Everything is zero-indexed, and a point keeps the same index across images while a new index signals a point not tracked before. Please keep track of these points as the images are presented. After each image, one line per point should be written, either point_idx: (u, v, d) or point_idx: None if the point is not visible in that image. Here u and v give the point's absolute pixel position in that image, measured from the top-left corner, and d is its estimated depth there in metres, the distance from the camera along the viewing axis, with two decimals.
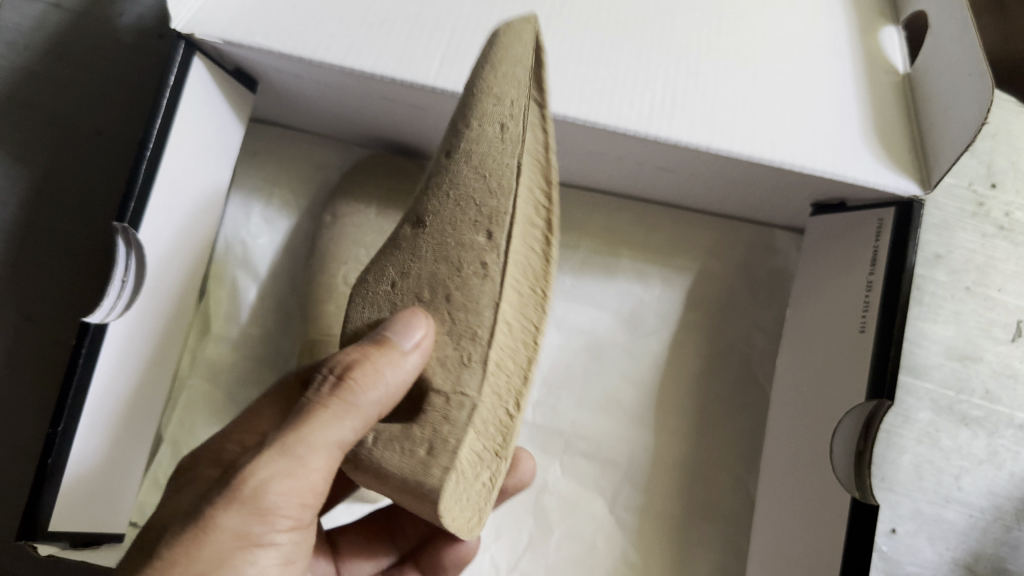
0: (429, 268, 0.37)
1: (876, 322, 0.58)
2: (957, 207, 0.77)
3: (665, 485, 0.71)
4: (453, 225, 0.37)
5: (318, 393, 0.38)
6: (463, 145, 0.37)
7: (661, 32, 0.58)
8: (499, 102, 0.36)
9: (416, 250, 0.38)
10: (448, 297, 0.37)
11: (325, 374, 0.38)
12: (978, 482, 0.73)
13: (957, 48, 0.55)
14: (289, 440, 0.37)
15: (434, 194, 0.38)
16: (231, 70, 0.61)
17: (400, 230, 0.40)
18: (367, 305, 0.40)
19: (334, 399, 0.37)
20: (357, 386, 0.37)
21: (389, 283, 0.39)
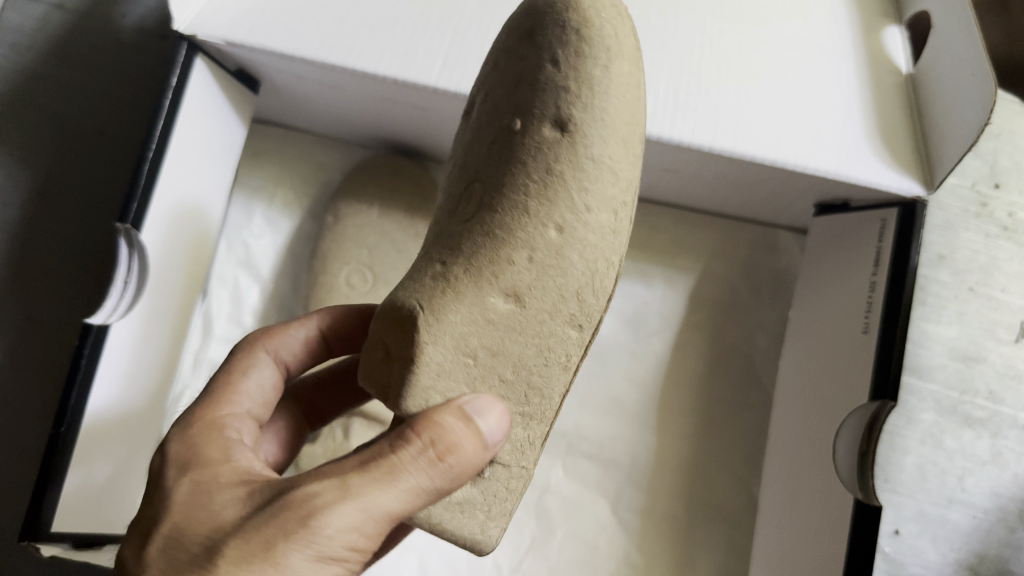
0: (516, 348, 0.35)
1: (879, 323, 0.58)
2: (961, 208, 0.76)
3: (668, 486, 0.71)
4: (556, 318, 0.35)
5: (409, 455, 0.33)
6: (581, 234, 0.33)
7: (664, 32, 0.58)
8: (619, 189, 0.33)
9: (506, 329, 0.34)
10: (529, 379, 0.36)
11: (417, 439, 0.33)
12: (982, 483, 0.73)
13: (961, 48, 0.54)
14: (371, 497, 0.32)
15: (535, 273, 0.33)
16: (233, 71, 0.61)
17: (481, 301, 0.33)
18: (425, 375, 0.34)
19: (425, 467, 0.33)
20: (449, 463, 0.33)
21: (467, 360, 0.35)
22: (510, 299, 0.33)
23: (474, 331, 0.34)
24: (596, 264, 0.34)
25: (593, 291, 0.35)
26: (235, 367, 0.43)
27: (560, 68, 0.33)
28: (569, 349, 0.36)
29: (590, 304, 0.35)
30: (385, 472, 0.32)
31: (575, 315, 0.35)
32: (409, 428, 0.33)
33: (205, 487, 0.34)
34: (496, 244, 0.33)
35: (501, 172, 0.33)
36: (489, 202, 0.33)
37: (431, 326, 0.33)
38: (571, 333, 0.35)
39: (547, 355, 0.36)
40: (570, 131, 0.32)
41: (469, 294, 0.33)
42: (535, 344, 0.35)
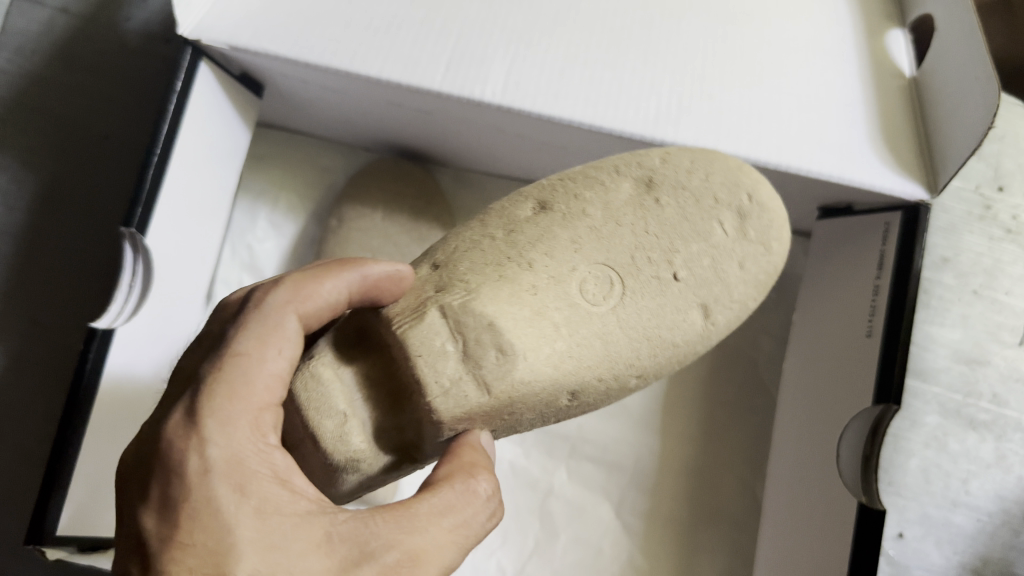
0: (539, 420, 0.41)
1: (882, 326, 0.58)
2: (964, 210, 0.76)
3: (672, 489, 0.71)
4: (567, 417, 0.43)
5: (472, 503, 0.37)
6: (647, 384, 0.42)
7: (667, 36, 0.58)
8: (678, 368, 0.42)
9: (542, 412, 0.40)
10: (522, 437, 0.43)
11: (478, 488, 0.38)
12: (986, 487, 0.73)
13: (963, 51, 0.54)
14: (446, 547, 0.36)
15: (605, 391, 0.40)
16: (238, 75, 0.61)
17: (558, 394, 0.39)
18: (468, 410, 0.39)
19: (483, 514, 0.38)
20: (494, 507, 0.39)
21: (504, 416, 0.40)
22: (572, 402, 0.40)
23: (530, 405, 0.39)
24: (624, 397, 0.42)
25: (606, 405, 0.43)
26: (262, 341, 0.37)
27: (736, 280, 0.40)
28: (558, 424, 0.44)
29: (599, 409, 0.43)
30: (456, 525, 0.36)
31: (584, 411, 0.42)
32: (476, 480, 0.38)
33: (271, 520, 0.34)
34: (606, 361, 0.39)
35: (648, 294, 0.39)
36: (626, 306, 0.39)
37: (511, 385, 0.38)
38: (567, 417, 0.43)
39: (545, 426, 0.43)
40: (705, 316, 0.40)
41: (560, 384, 0.39)
42: (547, 421, 0.42)
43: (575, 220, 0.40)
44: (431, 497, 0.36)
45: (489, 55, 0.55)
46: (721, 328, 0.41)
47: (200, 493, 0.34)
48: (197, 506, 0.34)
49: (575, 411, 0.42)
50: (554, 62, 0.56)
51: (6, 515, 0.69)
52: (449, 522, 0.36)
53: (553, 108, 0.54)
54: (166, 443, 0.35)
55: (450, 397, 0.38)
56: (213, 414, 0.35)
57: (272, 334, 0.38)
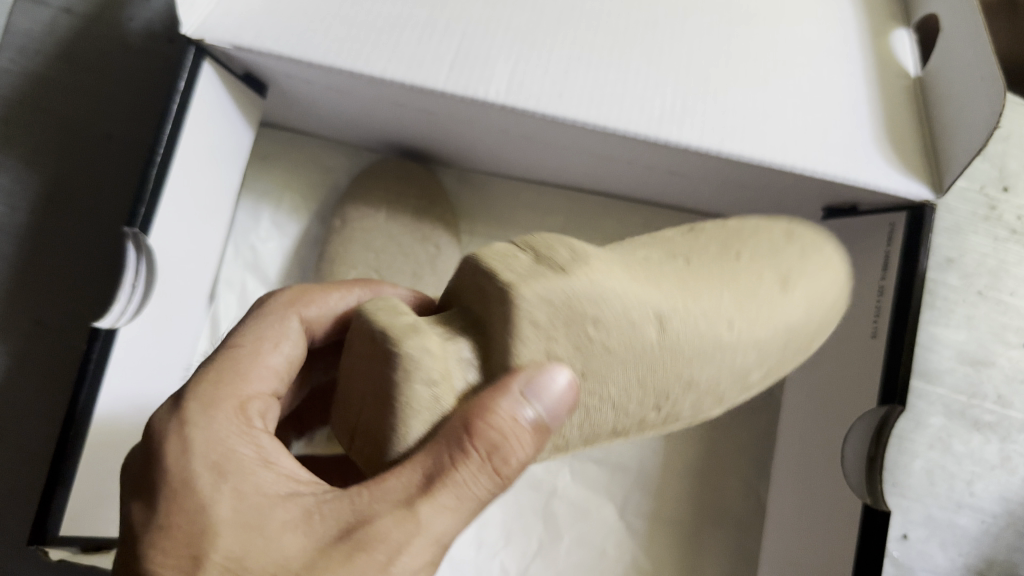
0: (626, 371, 0.34)
1: (887, 326, 0.57)
2: (969, 211, 0.76)
3: (675, 490, 0.71)
4: (660, 384, 0.34)
5: (470, 474, 0.33)
6: (741, 354, 0.35)
7: (672, 36, 0.58)
8: (778, 338, 0.36)
9: (630, 348, 0.33)
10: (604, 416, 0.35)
11: (477, 455, 0.33)
12: (990, 488, 0.72)
13: (969, 51, 0.54)
14: (437, 526, 0.33)
15: (701, 323, 0.34)
16: (241, 75, 0.61)
17: (648, 308, 0.33)
18: (540, 318, 0.33)
19: (486, 483, 0.34)
20: (506, 471, 0.34)
21: (585, 330, 0.33)
22: (669, 341, 0.34)
23: (618, 326, 0.33)
24: (724, 367, 0.35)
25: (705, 379, 0.35)
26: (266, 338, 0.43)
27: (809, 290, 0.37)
28: (640, 408, 0.35)
29: (694, 383, 0.35)
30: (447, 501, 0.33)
31: (674, 384, 0.35)
32: (471, 443, 0.33)
33: (249, 499, 0.34)
34: (701, 305, 0.34)
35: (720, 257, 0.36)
36: (698, 266, 0.36)
37: (588, 281, 0.33)
38: (658, 397, 0.35)
39: (631, 405, 0.35)
40: (789, 314, 0.36)
41: (644, 298, 0.33)
42: (635, 380, 0.34)
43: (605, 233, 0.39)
44: (424, 459, 0.33)
45: (492, 56, 0.55)
46: (812, 283, 0.37)
47: (179, 469, 0.35)
48: (176, 485, 0.35)
49: (666, 380, 0.34)
50: (558, 62, 0.56)
51: (8, 515, 0.69)
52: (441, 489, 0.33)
53: (558, 108, 0.54)
54: (152, 430, 0.37)
55: (534, 282, 0.33)
56: (197, 398, 0.38)
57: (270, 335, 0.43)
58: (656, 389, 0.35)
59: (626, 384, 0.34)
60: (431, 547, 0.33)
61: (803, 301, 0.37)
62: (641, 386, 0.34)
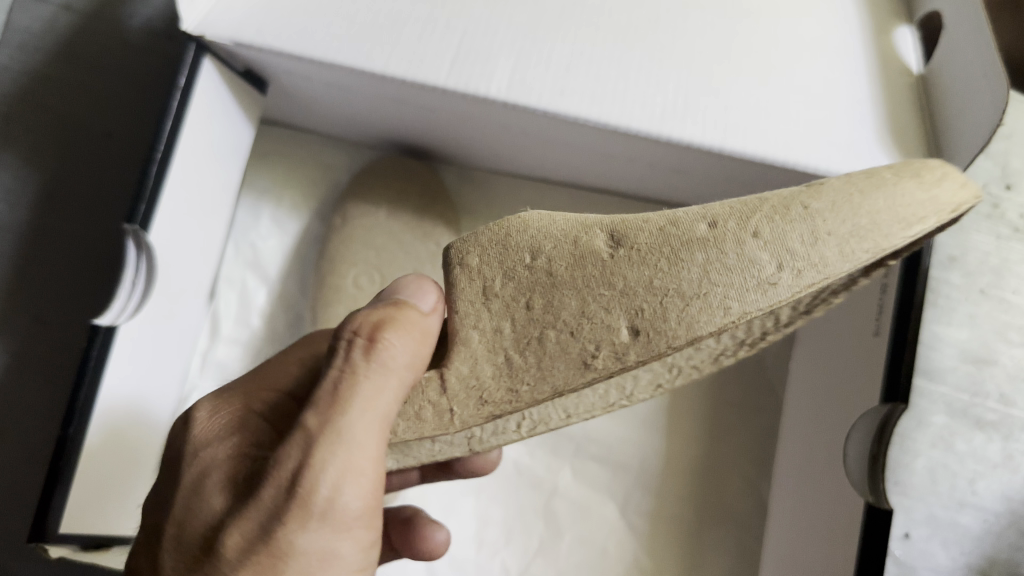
0: (569, 288, 0.33)
1: (890, 323, 0.57)
2: (972, 209, 0.76)
3: (677, 489, 0.70)
4: (616, 293, 0.33)
5: (346, 360, 0.34)
6: (731, 248, 0.31)
7: (674, 33, 0.57)
8: (783, 229, 0.31)
9: (580, 267, 0.34)
10: (566, 339, 0.33)
11: (344, 340, 0.35)
12: (993, 487, 0.72)
13: (972, 48, 0.54)
14: (338, 424, 0.33)
15: (651, 237, 0.33)
16: (241, 72, 0.61)
17: (588, 228, 0.35)
18: (484, 260, 0.36)
19: (374, 369, 0.34)
20: (393, 352, 0.35)
21: (525, 258, 0.35)
22: (617, 251, 0.33)
23: (558, 249, 0.34)
24: (705, 260, 0.31)
25: (677, 282, 0.31)
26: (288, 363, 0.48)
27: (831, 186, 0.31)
28: (597, 324, 0.33)
29: (664, 284, 0.32)
30: (336, 392, 0.34)
31: (636, 289, 0.32)
32: (339, 337, 0.36)
33: (202, 456, 0.37)
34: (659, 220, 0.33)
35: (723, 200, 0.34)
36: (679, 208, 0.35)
37: (521, 224, 0.36)
38: (620, 305, 0.32)
39: (585, 319, 0.33)
40: (795, 216, 0.31)
41: (588, 223, 0.35)
42: (582, 296, 0.33)
43: None
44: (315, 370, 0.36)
45: (494, 53, 0.55)
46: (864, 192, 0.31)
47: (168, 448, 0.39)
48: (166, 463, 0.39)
49: (624, 289, 0.32)
50: (559, 58, 0.55)
51: (8, 513, 0.69)
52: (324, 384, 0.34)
53: (559, 105, 0.54)
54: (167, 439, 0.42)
55: (478, 234, 0.37)
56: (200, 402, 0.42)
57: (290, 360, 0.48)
58: (612, 297, 0.33)
59: (576, 297, 0.33)
60: (338, 447, 0.33)
61: (845, 196, 0.31)
62: (593, 300, 0.33)
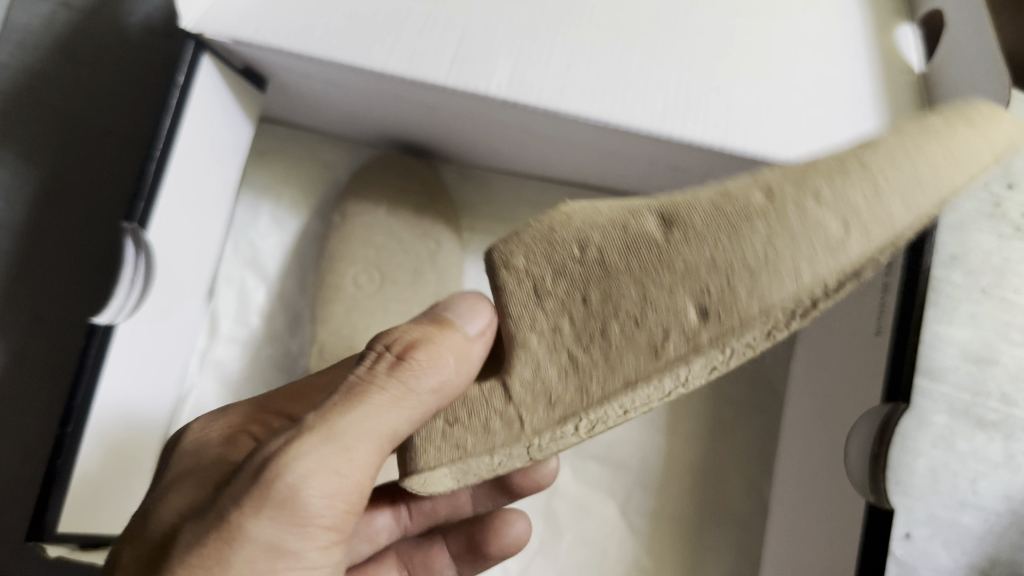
0: (626, 279, 0.33)
1: (892, 323, 0.57)
2: (974, 208, 0.75)
3: (677, 488, 0.70)
4: (680, 278, 0.32)
5: (368, 372, 0.34)
6: (795, 219, 0.30)
7: (676, 31, 0.57)
8: (846, 189, 0.30)
9: (633, 253, 0.33)
10: (631, 328, 0.32)
11: (373, 352, 0.35)
12: (994, 487, 0.72)
13: (975, 46, 0.54)
14: (334, 426, 0.32)
15: (705, 218, 0.32)
16: (240, 69, 0.60)
17: (639, 211, 0.33)
18: (534, 260, 0.34)
19: (393, 385, 0.33)
20: (419, 369, 0.34)
21: (576, 252, 0.34)
22: (671, 233, 0.32)
23: (606, 236, 0.33)
24: (772, 234, 0.31)
25: (749, 259, 0.31)
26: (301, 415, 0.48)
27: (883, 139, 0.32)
28: (663, 312, 0.32)
29: (730, 264, 0.31)
30: (348, 398, 0.33)
31: (702, 272, 0.31)
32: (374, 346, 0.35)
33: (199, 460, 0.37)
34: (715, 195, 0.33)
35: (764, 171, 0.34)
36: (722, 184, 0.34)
37: (563, 220, 0.35)
38: (685, 288, 0.32)
39: (649, 309, 0.32)
40: (856, 173, 0.31)
41: (636, 206, 0.34)
42: (641, 285, 0.32)
43: None
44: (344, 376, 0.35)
45: (494, 50, 0.55)
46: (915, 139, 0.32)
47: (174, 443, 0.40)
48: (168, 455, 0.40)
49: (688, 271, 0.32)
50: (559, 56, 0.55)
51: (7, 512, 0.68)
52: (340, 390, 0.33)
53: (560, 102, 0.54)
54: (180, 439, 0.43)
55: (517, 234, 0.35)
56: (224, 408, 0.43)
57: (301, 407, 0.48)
58: (676, 279, 0.32)
59: (634, 284, 0.32)
60: (327, 448, 0.31)
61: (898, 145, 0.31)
62: (654, 287, 0.32)
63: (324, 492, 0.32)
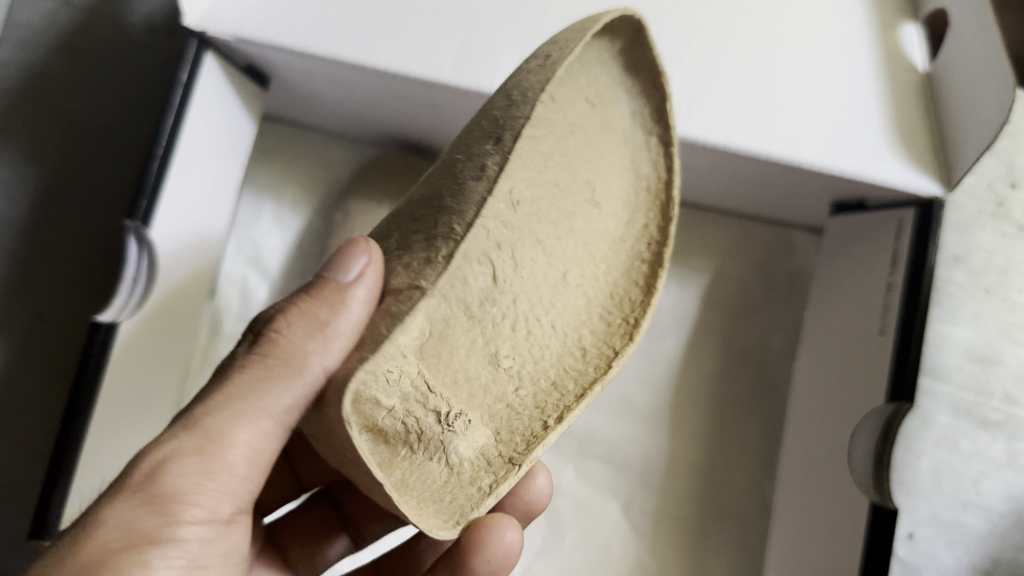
0: (440, 181, 0.38)
1: (896, 323, 0.57)
2: (978, 208, 0.75)
3: (681, 488, 0.70)
4: (475, 150, 0.37)
5: (239, 357, 0.39)
6: (524, 78, 0.37)
7: (681, 29, 0.57)
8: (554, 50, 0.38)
9: (444, 172, 0.37)
10: (459, 188, 0.36)
11: (246, 338, 0.40)
12: (998, 487, 0.72)
13: (980, 45, 0.54)
14: (209, 419, 0.37)
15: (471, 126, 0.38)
16: (243, 67, 0.60)
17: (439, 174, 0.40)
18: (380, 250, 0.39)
19: (256, 366, 0.38)
20: (281, 347, 0.38)
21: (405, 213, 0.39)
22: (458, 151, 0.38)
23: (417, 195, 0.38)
24: (527, 86, 0.36)
25: (516, 104, 0.36)
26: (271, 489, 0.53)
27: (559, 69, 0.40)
28: (477, 166, 0.36)
29: (503, 111, 0.37)
30: (219, 386, 0.38)
31: (492, 132, 0.36)
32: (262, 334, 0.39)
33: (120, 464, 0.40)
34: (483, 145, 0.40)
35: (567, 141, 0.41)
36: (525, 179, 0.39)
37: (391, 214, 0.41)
38: (488, 146, 0.36)
39: (464, 176, 0.36)
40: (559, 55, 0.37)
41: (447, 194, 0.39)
42: (455, 176, 0.37)
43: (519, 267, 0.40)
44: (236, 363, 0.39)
45: (498, 48, 0.55)
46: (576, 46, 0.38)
47: None
48: None
49: (484, 141, 0.36)
50: None
51: (8, 511, 0.68)
52: (229, 383, 0.38)
53: None
54: None
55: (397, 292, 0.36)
56: None
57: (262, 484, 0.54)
58: (472, 151, 0.37)
59: (455, 180, 0.37)
60: (187, 434, 0.37)
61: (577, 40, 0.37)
62: (463, 168, 0.37)
63: (182, 475, 0.37)
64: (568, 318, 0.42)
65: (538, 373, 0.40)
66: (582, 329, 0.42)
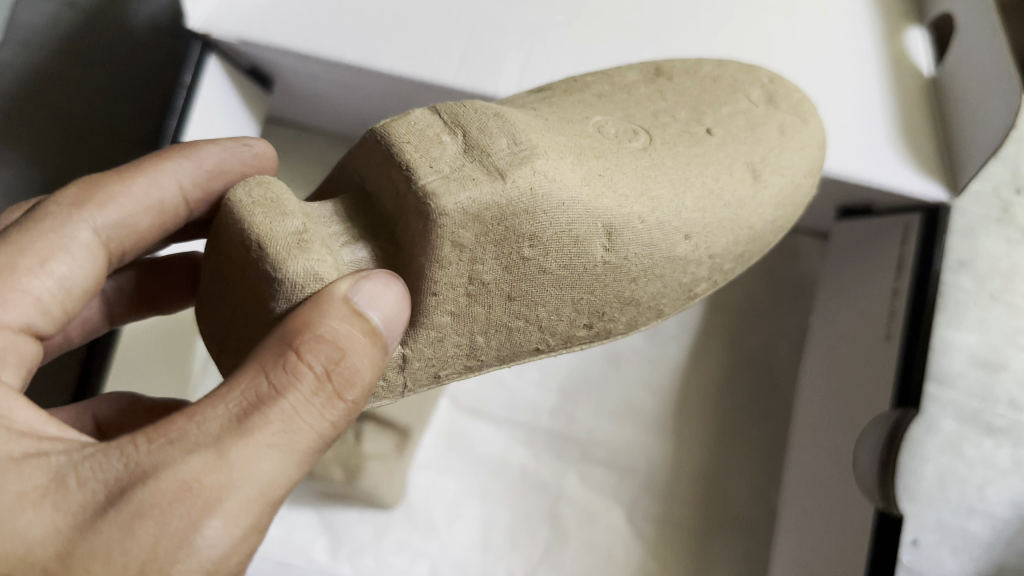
0: (549, 281, 0.37)
1: (901, 330, 0.57)
2: (983, 213, 0.75)
3: (686, 494, 0.69)
4: (589, 284, 0.38)
5: (304, 403, 0.30)
6: (689, 269, 0.41)
7: (683, 31, 0.56)
8: (710, 274, 0.42)
9: (570, 265, 0.37)
10: (521, 329, 0.38)
11: (312, 373, 0.30)
12: (1003, 493, 0.71)
13: (987, 50, 0.53)
14: (244, 481, 0.28)
15: (634, 240, 0.38)
16: (246, 69, 0.59)
17: (591, 218, 0.36)
18: (477, 234, 0.34)
19: (305, 434, 0.30)
20: (338, 415, 0.31)
21: (523, 243, 0.35)
22: (608, 251, 0.37)
23: (555, 237, 0.36)
24: (656, 288, 0.40)
25: (642, 290, 0.39)
26: (32, 253, 0.36)
27: (719, 143, 0.42)
28: (560, 320, 0.38)
29: (626, 286, 0.39)
30: (290, 444, 0.30)
31: (597, 308, 0.39)
32: (317, 379, 0.30)
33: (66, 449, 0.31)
34: (636, 189, 0.38)
35: (680, 268, 0.40)
36: (620, 252, 0.38)
37: (532, 196, 0.34)
38: (574, 315, 0.39)
39: (554, 304, 0.38)
40: (724, 241, 0.41)
41: (586, 213, 0.36)
42: (559, 295, 0.37)
43: (540, 288, 0.37)
44: (270, 408, 0.29)
45: (503, 50, 0.54)
46: (731, 247, 0.42)
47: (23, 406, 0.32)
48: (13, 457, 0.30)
49: (589, 301, 0.38)
50: (568, 56, 0.55)
51: None
52: (269, 441, 0.29)
53: None
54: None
55: (449, 271, 0.34)
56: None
57: (63, 241, 0.36)
58: (580, 288, 0.38)
59: (553, 287, 0.37)
60: (234, 491, 0.28)
61: (726, 251, 0.42)
62: (564, 292, 0.37)
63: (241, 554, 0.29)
64: (513, 349, 0.39)
65: (453, 370, 0.38)
66: (503, 355, 0.39)
